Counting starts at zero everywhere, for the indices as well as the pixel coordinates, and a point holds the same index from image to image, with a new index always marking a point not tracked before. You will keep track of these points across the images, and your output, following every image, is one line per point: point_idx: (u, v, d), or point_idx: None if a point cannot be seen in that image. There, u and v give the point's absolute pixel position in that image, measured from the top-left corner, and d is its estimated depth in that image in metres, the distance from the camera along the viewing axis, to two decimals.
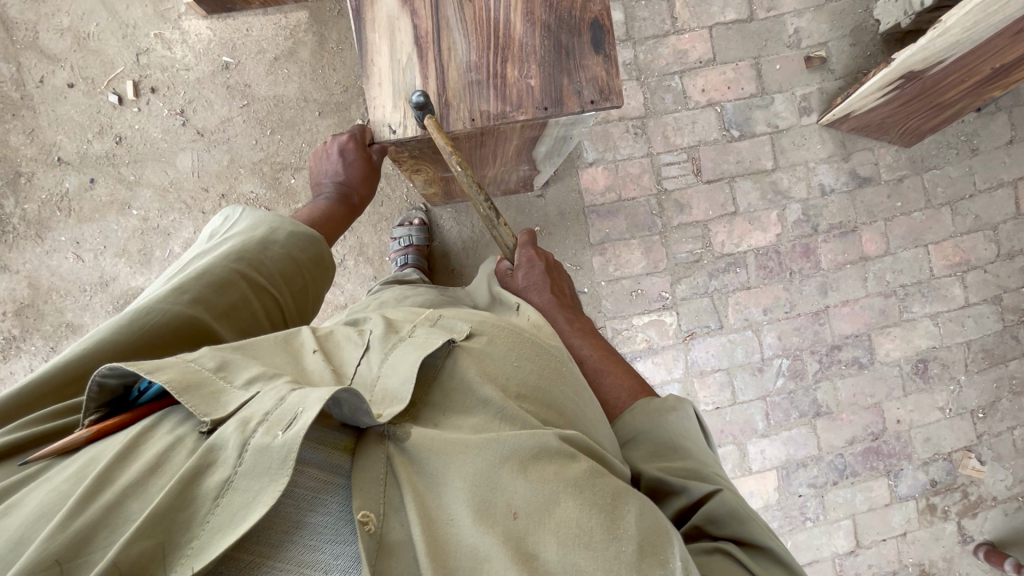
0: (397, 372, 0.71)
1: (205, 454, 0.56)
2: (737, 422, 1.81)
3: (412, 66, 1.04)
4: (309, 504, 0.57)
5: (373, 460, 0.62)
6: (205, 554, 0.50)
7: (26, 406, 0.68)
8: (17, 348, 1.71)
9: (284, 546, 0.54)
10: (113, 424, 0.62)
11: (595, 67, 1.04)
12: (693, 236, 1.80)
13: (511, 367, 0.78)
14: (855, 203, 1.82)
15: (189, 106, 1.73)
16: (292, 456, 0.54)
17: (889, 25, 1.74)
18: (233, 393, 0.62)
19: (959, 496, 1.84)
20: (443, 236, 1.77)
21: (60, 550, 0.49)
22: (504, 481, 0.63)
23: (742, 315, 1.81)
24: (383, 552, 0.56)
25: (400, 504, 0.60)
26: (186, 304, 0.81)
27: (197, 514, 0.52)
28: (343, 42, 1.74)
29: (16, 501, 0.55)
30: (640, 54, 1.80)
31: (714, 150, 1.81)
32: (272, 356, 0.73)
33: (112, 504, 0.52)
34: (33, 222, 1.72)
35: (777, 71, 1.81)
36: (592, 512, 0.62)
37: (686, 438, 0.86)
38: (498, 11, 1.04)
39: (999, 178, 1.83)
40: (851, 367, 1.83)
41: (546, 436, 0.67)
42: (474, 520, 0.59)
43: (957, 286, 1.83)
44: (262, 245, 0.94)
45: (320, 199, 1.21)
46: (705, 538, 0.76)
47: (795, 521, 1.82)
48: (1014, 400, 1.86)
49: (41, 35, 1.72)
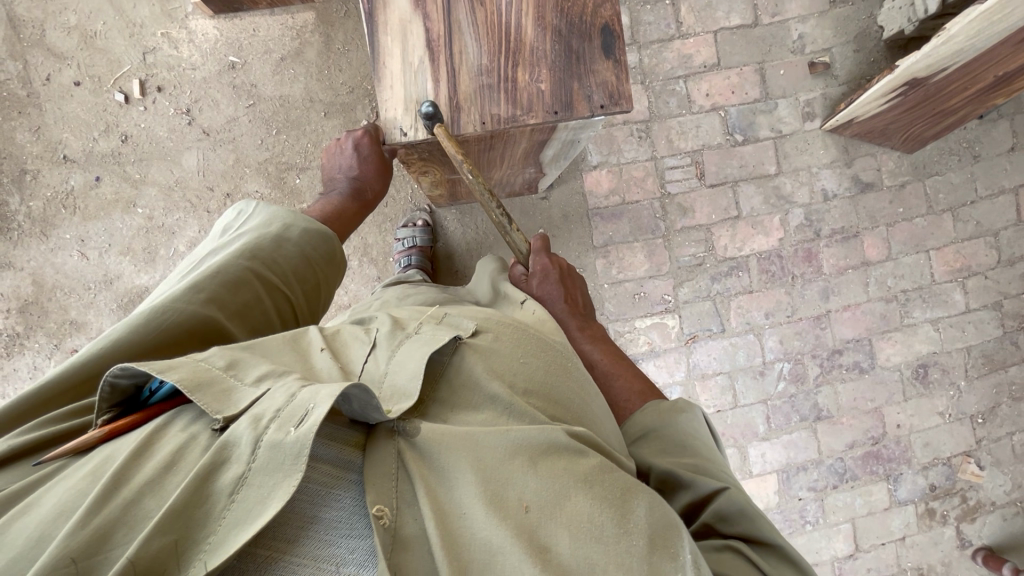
0: (404, 369, 0.71)
1: (219, 451, 0.56)
2: (738, 426, 1.82)
3: (423, 70, 1.05)
4: (323, 500, 0.57)
5: (384, 455, 0.63)
6: (223, 550, 0.50)
7: (40, 405, 0.68)
8: (20, 346, 1.71)
9: (300, 542, 0.54)
10: (126, 424, 0.63)
11: (606, 72, 1.04)
12: (696, 240, 1.81)
13: (517, 363, 0.78)
14: (858, 208, 1.83)
15: (195, 105, 1.74)
16: (304, 452, 0.54)
17: (893, 32, 1.75)
18: (244, 391, 0.62)
19: (958, 500, 1.85)
20: (447, 237, 1.77)
21: (78, 547, 0.49)
22: (515, 476, 0.64)
23: (744, 319, 1.81)
24: (398, 545, 0.57)
25: (412, 498, 0.61)
26: (201, 303, 0.81)
27: (212, 511, 0.53)
28: (349, 43, 1.75)
29: (33, 500, 0.56)
30: (645, 58, 1.81)
31: (718, 154, 1.82)
32: (281, 355, 0.73)
33: (129, 502, 0.53)
34: (38, 219, 1.72)
35: (781, 77, 1.82)
36: (603, 506, 0.63)
37: (695, 439, 0.86)
38: (510, 15, 1.04)
39: (1001, 185, 1.84)
40: (852, 371, 1.83)
41: (555, 431, 0.68)
42: (486, 513, 0.60)
43: (958, 292, 1.84)
44: (275, 243, 0.94)
45: (333, 195, 1.21)
46: (714, 535, 0.77)
47: (795, 525, 1.83)
48: (1013, 406, 1.87)
49: (49, 33, 1.72)
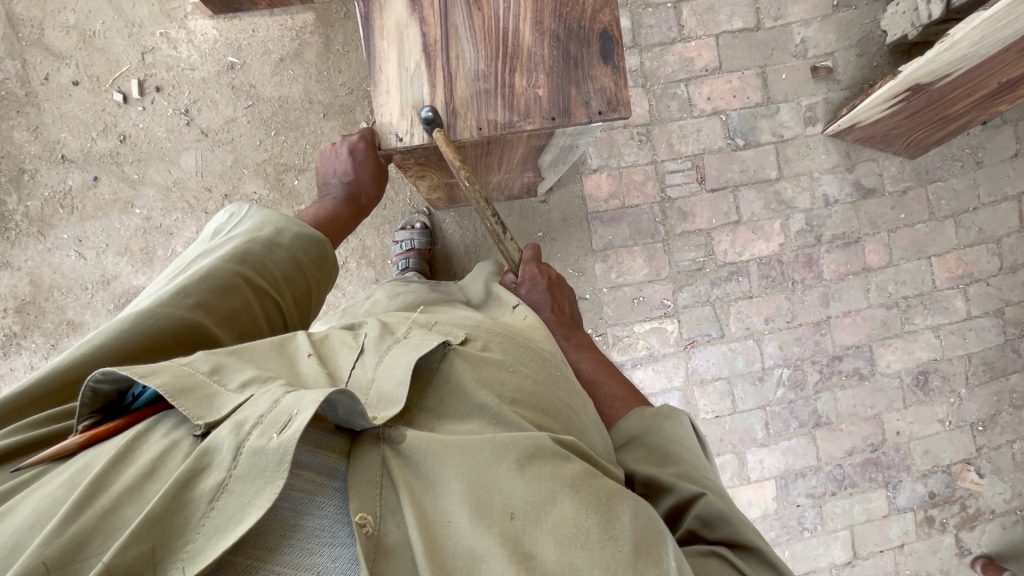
0: (391, 374, 0.70)
1: (199, 457, 0.55)
2: (737, 431, 1.81)
3: (419, 75, 1.04)
4: (306, 507, 0.56)
5: (369, 462, 0.62)
6: (202, 558, 0.49)
7: (18, 410, 0.67)
8: (17, 345, 1.71)
9: (281, 550, 0.53)
10: (106, 430, 0.62)
11: (603, 78, 1.03)
12: (696, 244, 1.80)
13: (505, 372, 0.78)
14: (859, 213, 1.82)
15: (194, 105, 1.73)
16: (287, 459, 0.53)
17: (896, 36, 1.73)
18: (228, 396, 0.62)
19: (957, 508, 1.84)
20: (445, 240, 1.76)
21: (54, 554, 0.48)
22: (501, 481, 0.63)
23: (743, 324, 1.80)
24: (382, 553, 0.56)
25: (396, 505, 0.60)
26: (188, 308, 0.81)
27: (191, 518, 0.52)
28: (349, 44, 1.74)
29: (11, 507, 0.55)
30: (646, 61, 1.80)
31: (719, 158, 1.81)
32: (268, 360, 0.72)
33: (106, 509, 0.52)
34: (36, 219, 1.72)
35: (783, 81, 1.81)
36: (588, 511, 0.62)
37: (680, 444, 0.86)
38: (507, 20, 1.04)
39: (1003, 192, 1.83)
40: (852, 378, 1.82)
41: (541, 436, 0.67)
42: (470, 521, 0.59)
43: (960, 299, 1.83)
44: (266, 248, 0.93)
45: (327, 199, 1.20)
46: (699, 542, 0.75)
47: (794, 531, 1.82)
48: (1014, 414, 1.85)
49: (48, 33, 1.72)
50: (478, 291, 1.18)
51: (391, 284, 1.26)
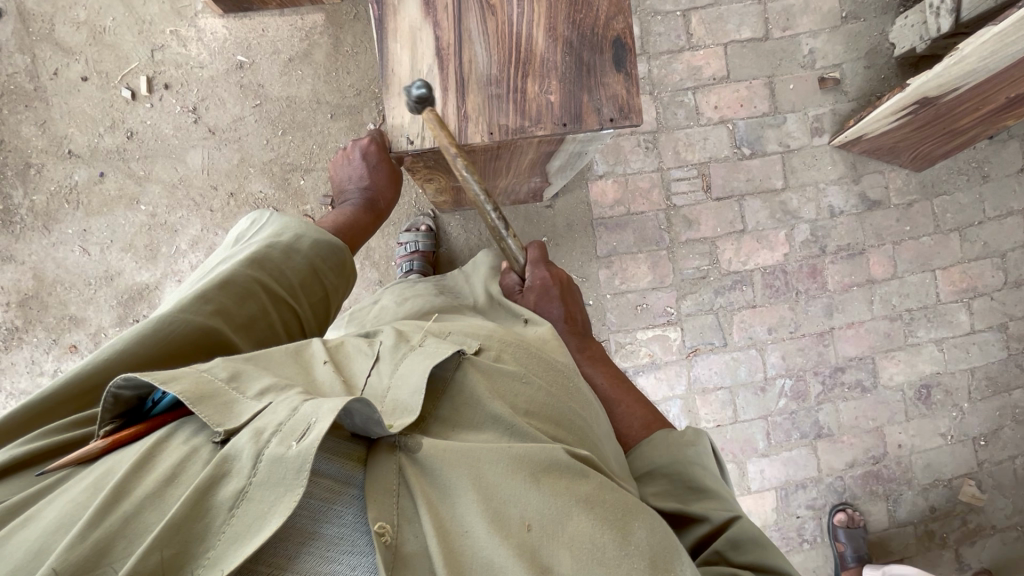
0: (408, 382, 0.70)
1: (220, 464, 0.55)
2: (738, 440, 1.80)
3: (432, 77, 1.04)
4: (325, 515, 0.56)
5: (384, 471, 0.61)
6: (223, 565, 0.49)
7: (44, 414, 0.67)
8: (18, 340, 1.71)
9: (300, 557, 0.53)
10: (129, 434, 0.61)
11: (616, 85, 1.03)
12: (701, 252, 1.80)
13: (520, 384, 0.77)
14: (864, 225, 1.82)
15: (202, 103, 1.73)
16: (306, 468, 0.53)
17: (904, 49, 1.74)
18: (247, 404, 0.61)
19: (958, 523, 1.83)
20: (450, 243, 1.76)
21: (80, 561, 0.48)
22: (519, 493, 0.63)
23: (746, 334, 1.80)
24: (399, 563, 0.55)
25: (414, 514, 0.59)
26: (207, 314, 0.80)
27: (213, 524, 0.52)
28: (358, 46, 1.75)
29: (35, 513, 0.55)
30: (654, 68, 1.81)
31: (725, 167, 1.81)
32: (283, 366, 0.72)
33: (130, 516, 0.52)
34: (41, 213, 1.72)
35: (790, 91, 1.81)
36: (604, 527, 0.62)
37: (703, 473, 0.83)
38: (520, 25, 1.04)
39: (1009, 207, 1.83)
40: (854, 390, 1.82)
41: (557, 450, 0.67)
42: (490, 533, 0.58)
43: (963, 313, 1.83)
44: (285, 254, 0.93)
45: (345, 206, 1.20)
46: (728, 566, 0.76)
47: (793, 542, 1.81)
48: (1016, 429, 1.85)
49: (58, 28, 1.72)
50: (481, 294, 1.18)
51: (399, 286, 1.25)
